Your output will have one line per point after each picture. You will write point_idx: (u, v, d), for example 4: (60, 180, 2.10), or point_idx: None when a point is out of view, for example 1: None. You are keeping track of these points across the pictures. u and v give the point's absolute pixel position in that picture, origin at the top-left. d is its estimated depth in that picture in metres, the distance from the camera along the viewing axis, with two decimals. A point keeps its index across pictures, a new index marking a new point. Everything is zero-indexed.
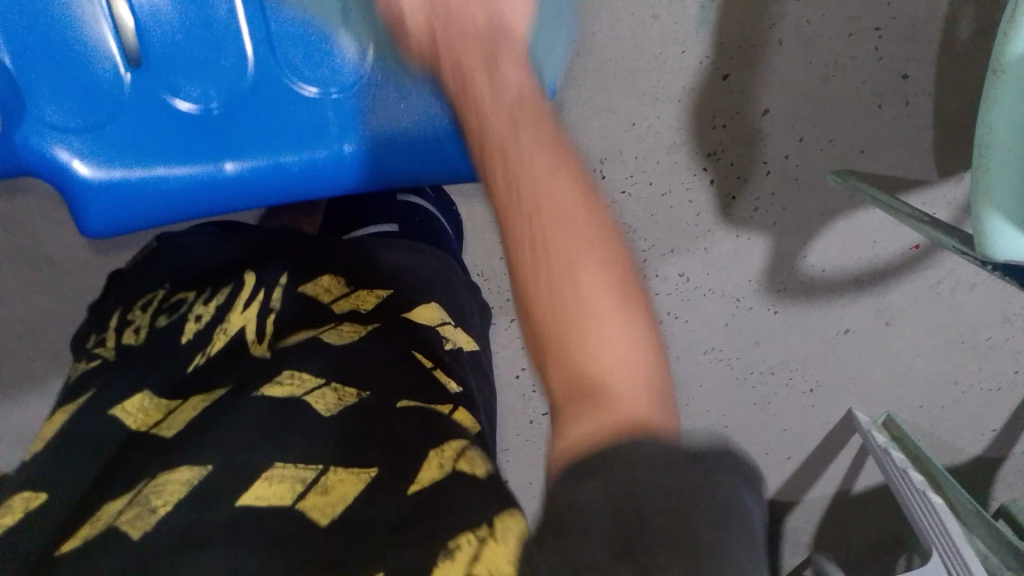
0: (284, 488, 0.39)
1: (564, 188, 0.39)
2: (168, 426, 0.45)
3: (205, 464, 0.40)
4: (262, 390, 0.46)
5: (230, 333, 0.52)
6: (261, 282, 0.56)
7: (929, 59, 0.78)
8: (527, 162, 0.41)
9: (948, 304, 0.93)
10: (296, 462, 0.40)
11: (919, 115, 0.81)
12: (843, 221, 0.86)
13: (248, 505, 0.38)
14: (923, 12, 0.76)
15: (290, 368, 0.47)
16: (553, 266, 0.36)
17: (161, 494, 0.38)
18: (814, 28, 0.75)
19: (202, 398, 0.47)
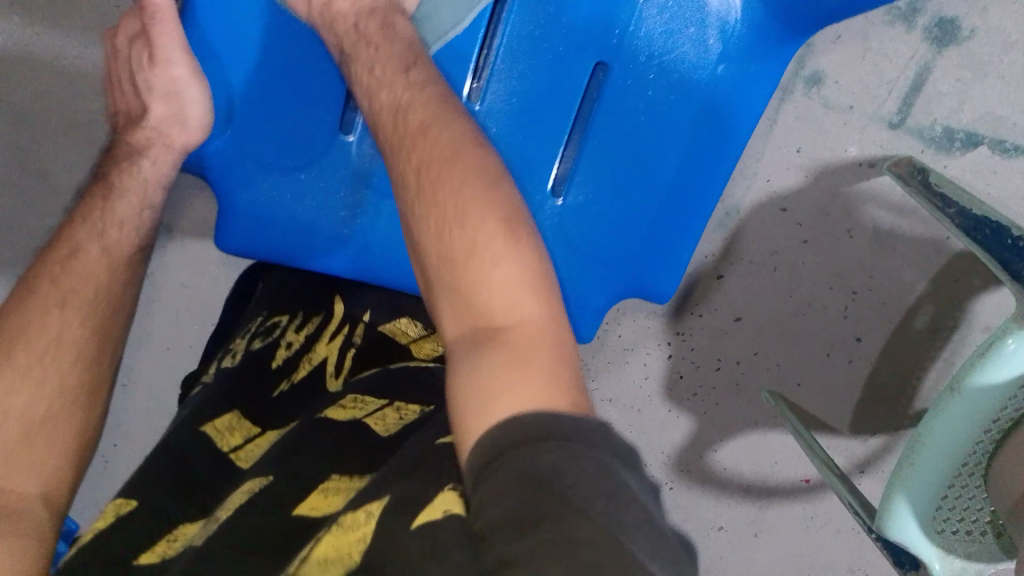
0: (339, 502, 0.48)
1: (514, 289, 0.48)
2: (244, 459, 0.59)
3: (267, 475, 0.53)
4: (324, 412, 0.59)
5: (312, 362, 0.68)
6: (348, 319, 0.71)
7: (882, 333, 0.87)
8: (467, 219, 0.49)
9: (815, 539, 0.99)
10: (352, 477, 0.50)
11: (858, 373, 0.90)
12: (757, 435, 0.93)
13: (303, 512, 0.48)
14: (894, 294, 0.85)
15: (352, 395, 0.60)
16: (479, 265, 0.48)
17: (227, 506, 0.52)
18: (804, 269, 0.84)
19: (275, 432, 0.60)
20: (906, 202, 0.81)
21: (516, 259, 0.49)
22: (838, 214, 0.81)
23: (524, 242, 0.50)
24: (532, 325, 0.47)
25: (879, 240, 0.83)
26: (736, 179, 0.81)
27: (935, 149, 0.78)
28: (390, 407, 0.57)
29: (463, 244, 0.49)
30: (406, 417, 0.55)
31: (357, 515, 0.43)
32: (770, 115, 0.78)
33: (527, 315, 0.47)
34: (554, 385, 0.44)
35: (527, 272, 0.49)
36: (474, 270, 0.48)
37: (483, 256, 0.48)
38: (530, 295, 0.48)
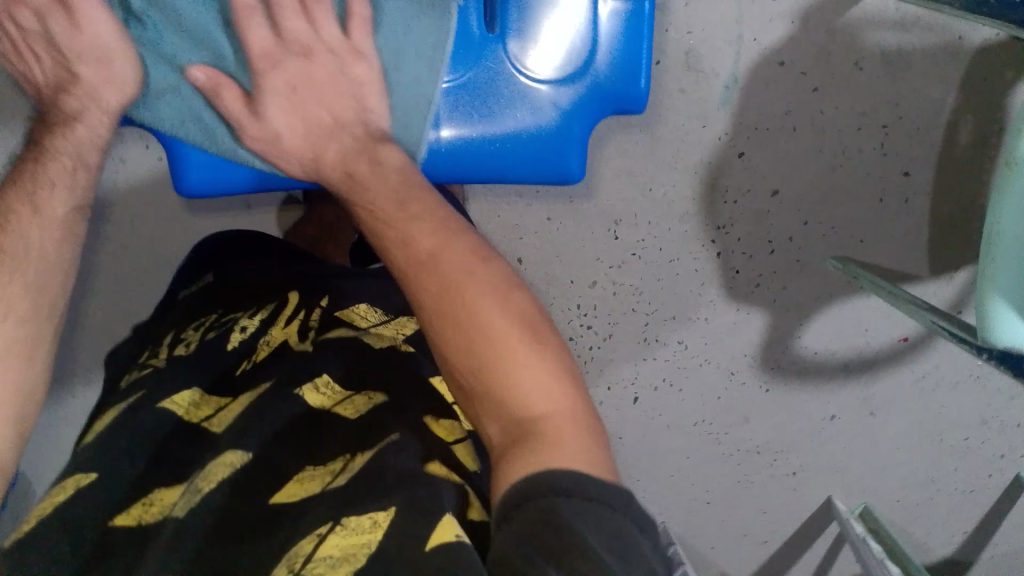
0: (315, 480, 0.45)
1: (515, 346, 0.46)
2: (218, 423, 0.52)
3: (246, 450, 0.48)
4: (302, 394, 0.51)
5: (272, 345, 0.58)
6: (303, 301, 0.60)
7: (929, 160, 0.82)
8: (447, 269, 0.49)
9: (932, 397, 0.93)
10: (328, 463, 0.47)
11: (918, 210, 0.84)
12: (838, 308, 0.88)
13: (282, 502, 0.45)
14: (926, 115, 0.80)
15: (326, 375, 0.53)
16: (432, 301, 0.48)
17: (206, 479, 0.46)
18: (825, 119, 0.79)
19: (246, 395, 0.53)
20: (904, 15, 0.77)
21: (510, 320, 0.47)
22: (840, 50, 0.77)
23: (521, 301, 0.48)
24: (450, 275, 0.49)
25: (891, 63, 0.78)
26: (722, 50, 0.76)
27: None
28: (358, 395, 0.52)
29: (452, 319, 0.47)
30: (375, 399, 0.51)
31: (363, 519, 0.40)
32: None
33: (455, 264, 0.49)
34: (589, 456, 0.42)
35: (489, 300, 0.48)
36: (512, 364, 0.45)
37: (458, 306, 0.47)
38: (529, 350, 0.46)
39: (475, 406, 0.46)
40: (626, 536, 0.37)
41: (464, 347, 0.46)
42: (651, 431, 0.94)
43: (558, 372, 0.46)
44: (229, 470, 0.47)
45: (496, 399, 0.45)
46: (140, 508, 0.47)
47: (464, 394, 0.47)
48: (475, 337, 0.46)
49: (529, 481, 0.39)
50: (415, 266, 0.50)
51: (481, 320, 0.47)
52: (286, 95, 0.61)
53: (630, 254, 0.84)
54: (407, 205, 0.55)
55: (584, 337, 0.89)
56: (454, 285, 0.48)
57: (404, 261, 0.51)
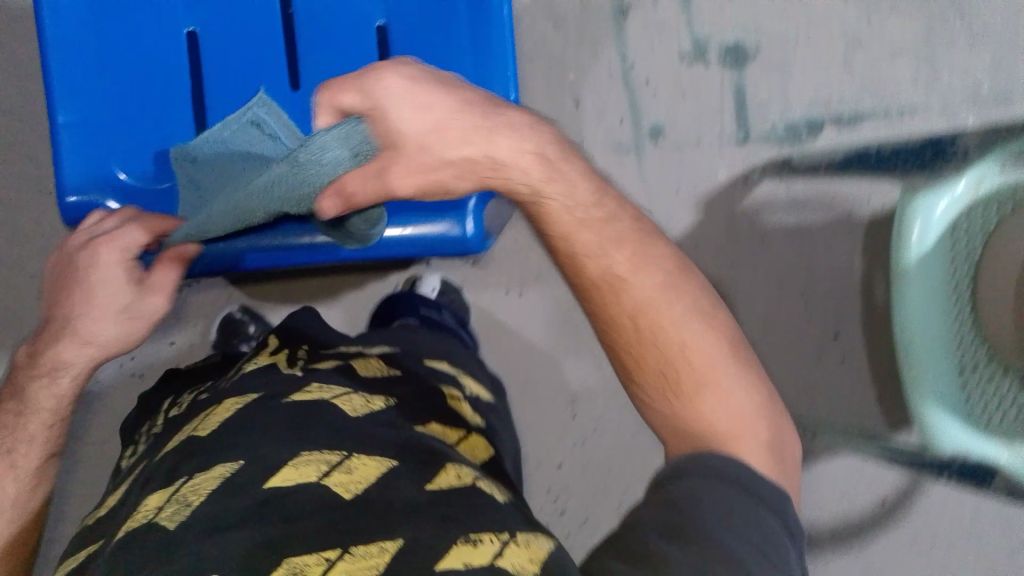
0: (311, 468, 0.48)
1: (706, 355, 0.51)
2: (204, 427, 0.53)
3: (236, 458, 0.48)
4: (293, 396, 0.55)
5: (259, 363, 0.63)
6: (288, 345, 0.67)
7: (855, 320, 0.88)
8: (641, 283, 0.51)
9: (929, 560, 0.89)
10: (322, 449, 0.49)
11: (859, 367, 0.88)
12: (807, 471, 0.90)
13: (277, 486, 0.46)
14: (839, 278, 0.87)
15: (317, 382, 0.58)
16: (627, 314, 0.51)
17: (197, 490, 0.45)
18: (745, 289, 0.89)
19: (235, 401, 0.55)
20: (795, 197, 0.87)
21: (694, 328, 0.51)
22: (744, 230, 0.88)
23: (694, 298, 0.52)
24: (653, 293, 0.51)
25: (794, 236, 0.87)
26: None
27: (790, 144, 0.87)
28: (354, 393, 0.58)
29: (642, 331, 0.51)
30: (374, 403, 0.57)
31: (370, 546, 0.42)
32: (637, 172, 0.87)
33: (650, 286, 0.51)
34: (774, 459, 0.48)
35: (680, 316, 0.51)
36: (703, 375, 0.50)
37: (648, 320, 0.51)
38: (716, 354, 0.51)
39: (663, 411, 0.51)
40: (777, 540, 0.43)
41: (659, 370, 0.51)
42: None
43: (744, 389, 0.50)
44: (218, 481, 0.46)
45: (680, 418, 0.50)
46: (127, 522, 0.46)
47: (646, 399, 0.52)
48: (673, 357, 0.50)
49: (700, 469, 0.46)
50: (607, 286, 0.51)
51: (683, 340, 0.51)
52: (410, 95, 0.45)
53: (591, 429, 0.87)
54: (601, 206, 0.52)
55: (560, 521, 0.89)
56: (660, 305, 0.51)
57: (596, 276, 0.51)
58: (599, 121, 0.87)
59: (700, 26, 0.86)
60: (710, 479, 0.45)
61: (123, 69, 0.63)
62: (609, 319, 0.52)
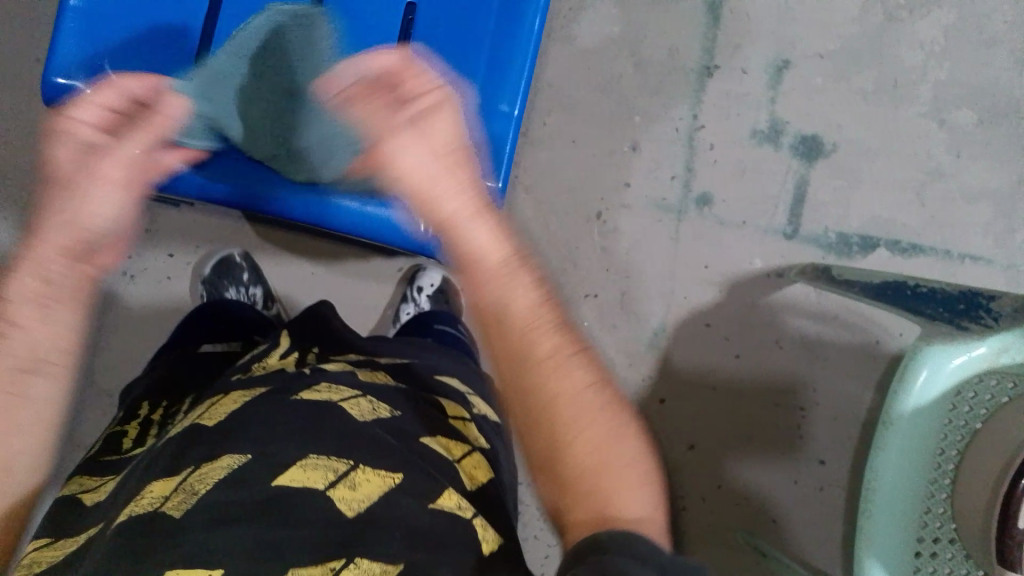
0: (318, 475, 0.45)
1: (599, 432, 0.42)
2: (211, 417, 0.49)
3: (245, 452, 0.44)
4: (298, 395, 0.51)
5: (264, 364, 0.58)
6: (298, 346, 0.64)
7: (848, 454, 0.84)
8: (532, 312, 0.43)
9: None
10: (330, 456, 0.46)
11: (835, 503, 0.84)
12: None
13: (284, 484, 0.43)
14: (845, 409, 0.84)
15: (323, 381, 0.54)
16: (546, 350, 0.42)
17: (203, 479, 0.43)
18: (743, 387, 0.84)
19: (240, 393, 0.52)
20: (822, 309, 0.83)
21: (592, 408, 0.42)
22: (762, 327, 0.83)
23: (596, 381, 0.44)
24: (582, 385, 0.43)
25: (811, 350, 0.83)
26: (656, 301, 0.83)
27: (836, 255, 0.83)
28: (362, 397, 0.54)
29: (543, 379, 0.42)
30: (379, 410, 0.53)
31: (373, 564, 0.41)
32: (673, 235, 0.83)
33: (526, 301, 0.43)
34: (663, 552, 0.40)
35: (584, 391, 0.43)
36: (590, 444, 0.41)
37: (549, 374, 0.42)
38: (603, 429, 0.42)
39: (573, 500, 0.41)
40: None
41: (594, 443, 0.41)
42: None
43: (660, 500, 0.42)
44: (226, 472, 0.44)
45: (601, 500, 0.40)
46: (128, 505, 0.43)
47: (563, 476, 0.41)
48: (572, 434, 0.41)
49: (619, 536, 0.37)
50: (557, 372, 0.42)
51: (592, 414, 0.42)
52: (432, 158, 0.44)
53: None
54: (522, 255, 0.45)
55: None
56: (590, 389, 0.43)
57: (518, 330, 0.43)
58: (650, 175, 0.83)
59: (782, 108, 0.83)
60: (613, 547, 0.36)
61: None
62: (518, 373, 0.42)
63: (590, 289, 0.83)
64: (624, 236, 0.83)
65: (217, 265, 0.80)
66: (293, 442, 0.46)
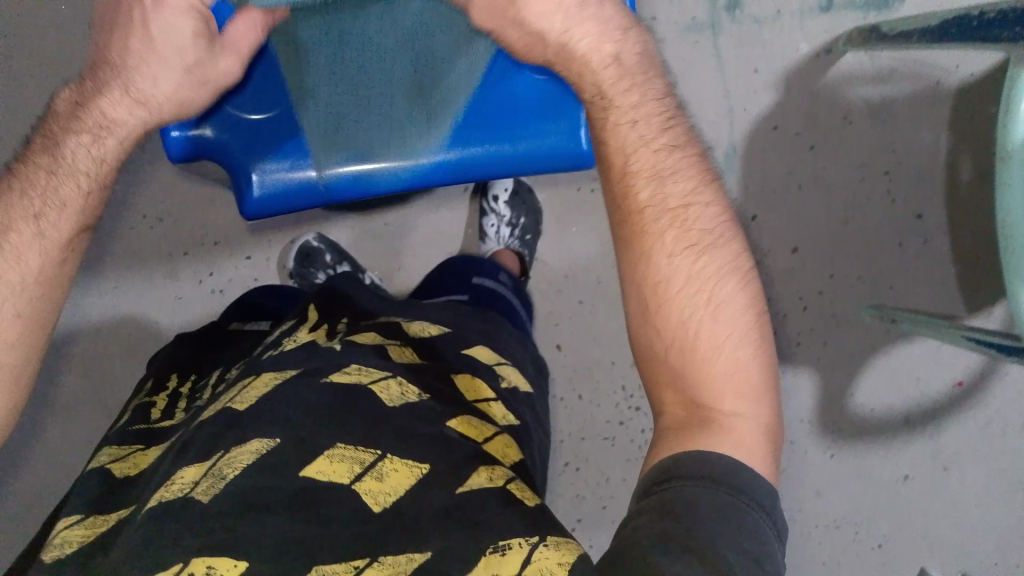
0: (345, 467, 0.46)
1: (735, 338, 0.41)
2: (243, 401, 0.49)
3: (273, 437, 0.46)
4: (331, 377, 0.52)
5: (298, 338, 0.57)
6: (326, 316, 0.61)
7: (940, 201, 0.86)
8: (636, 155, 0.46)
9: (1003, 445, 0.93)
10: (356, 445, 0.47)
11: (940, 250, 0.87)
12: (885, 359, 0.89)
13: (311, 476, 0.45)
14: (924, 160, 0.85)
15: (356, 363, 0.54)
16: (672, 207, 0.44)
17: (233, 465, 0.44)
18: (827, 173, 0.84)
19: (274, 375, 0.52)
20: (880, 69, 0.83)
21: (721, 283, 0.43)
22: (827, 110, 0.83)
23: (732, 257, 0.44)
24: (731, 286, 0.43)
25: (879, 114, 0.84)
26: (718, 123, 0.81)
27: (876, 10, 0.81)
28: (392, 379, 0.54)
29: (680, 253, 0.43)
30: (409, 394, 0.53)
31: (398, 556, 0.41)
32: (713, 52, 0.80)
33: (677, 193, 0.45)
34: (761, 455, 0.40)
35: (716, 272, 0.43)
36: (708, 343, 0.41)
37: (675, 220, 0.44)
38: (748, 356, 0.41)
39: (668, 372, 0.42)
40: (770, 548, 0.37)
41: (677, 322, 0.42)
42: None
43: (755, 357, 0.42)
44: (256, 457, 0.45)
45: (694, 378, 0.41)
46: (161, 491, 0.44)
47: (651, 353, 0.43)
48: (693, 333, 0.41)
49: (688, 460, 0.38)
50: (665, 255, 0.43)
51: (728, 325, 0.42)
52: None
53: None
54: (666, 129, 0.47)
55: (635, 420, 0.84)
56: (736, 290, 0.43)
57: (642, 217, 0.44)
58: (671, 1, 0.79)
59: None
60: (671, 507, 0.37)
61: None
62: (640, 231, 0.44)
63: None
64: (667, 71, 0.80)
65: (299, 254, 0.81)
66: (325, 431, 0.47)
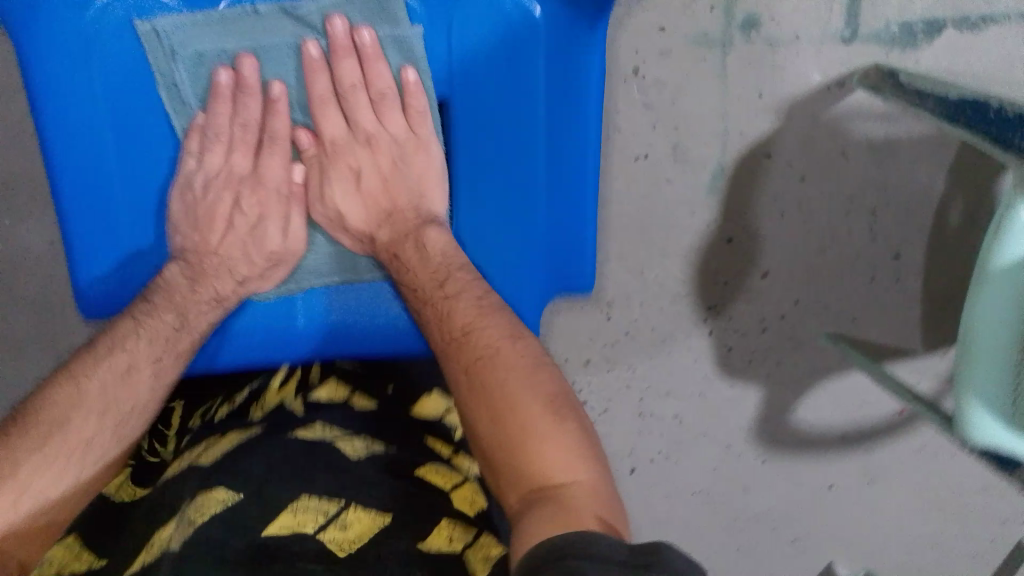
0: (308, 517, 0.53)
1: (535, 403, 0.57)
2: (208, 456, 0.60)
3: (237, 491, 0.54)
4: (294, 433, 0.61)
5: (265, 406, 0.70)
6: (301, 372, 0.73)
7: (921, 243, 0.84)
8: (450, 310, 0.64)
9: (932, 469, 0.95)
10: (319, 496, 0.55)
11: (911, 289, 0.86)
12: (831, 383, 0.90)
13: (273, 532, 0.52)
14: (915, 201, 0.83)
15: (321, 421, 0.64)
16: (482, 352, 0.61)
17: (201, 511, 0.53)
18: (813, 205, 0.82)
19: (237, 434, 0.63)
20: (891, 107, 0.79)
21: (519, 376, 0.59)
22: (826, 142, 0.80)
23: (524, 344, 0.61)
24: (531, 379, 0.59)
25: (878, 152, 0.81)
26: (710, 144, 0.79)
27: (900, 47, 0.77)
28: (354, 436, 0.63)
29: (485, 385, 0.58)
30: (370, 448, 0.62)
31: None
32: (719, 71, 0.76)
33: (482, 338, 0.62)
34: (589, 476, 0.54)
35: (515, 368, 0.59)
36: (527, 445, 0.55)
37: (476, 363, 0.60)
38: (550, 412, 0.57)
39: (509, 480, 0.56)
40: None
41: (496, 420, 0.57)
42: (678, 497, 0.95)
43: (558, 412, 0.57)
44: (221, 506, 0.53)
45: (520, 464, 0.55)
46: (145, 548, 0.54)
47: (498, 461, 0.56)
48: (513, 427, 0.56)
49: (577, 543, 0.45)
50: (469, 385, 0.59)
51: (528, 407, 0.57)
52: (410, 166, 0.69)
53: (625, 333, 0.86)
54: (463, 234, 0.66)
55: None
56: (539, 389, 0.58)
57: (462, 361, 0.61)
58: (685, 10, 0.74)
59: None
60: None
61: (97, 141, 0.62)
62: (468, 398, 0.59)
63: (640, 149, 0.78)
64: (668, 85, 0.76)
65: None
66: None
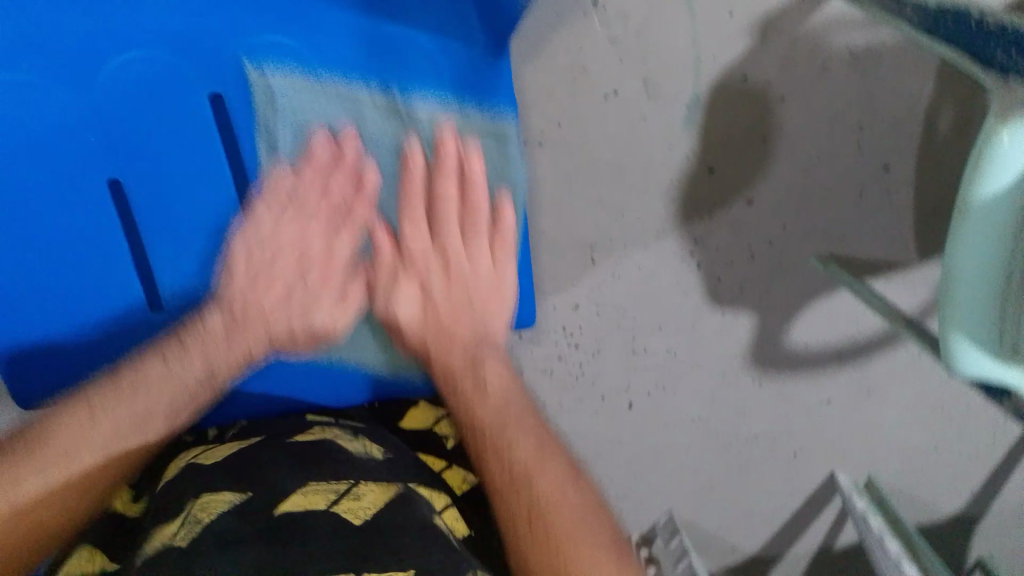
0: (320, 496, 0.57)
1: None
2: (205, 472, 0.58)
3: (244, 489, 0.57)
4: None
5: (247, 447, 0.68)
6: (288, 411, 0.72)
7: (910, 153, 0.80)
8: None
9: (929, 375, 0.94)
10: (330, 480, 0.59)
11: (902, 202, 0.83)
12: (822, 303, 0.88)
13: (284, 511, 0.55)
14: (902, 111, 0.78)
15: (317, 428, 0.63)
16: None
17: (208, 510, 0.55)
18: (796, 127, 0.78)
19: (233, 445, 0.61)
20: None
21: None
22: (805, 58, 0.75)
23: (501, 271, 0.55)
24: None
25: (860, 63, 0.76)
26: (682, 73, 0.74)
27: None
28: None
29: None
30: None
31: None
32: None
33: None
34: None
35: None
36: None
37: None
38: None
39: None
40: None
41: None
42: (676, 427, 0.95)
43: None
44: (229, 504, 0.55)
45: None
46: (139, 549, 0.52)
47: None
48: None
49: None
50: None
51: None
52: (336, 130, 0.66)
53: (610, 275, 0.83)
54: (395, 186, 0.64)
55: (572, 355, 0.88)
56: None
57: None
58: None
59: None
60: None
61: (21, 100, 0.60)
62: None
63: (609, 87, 0.74)
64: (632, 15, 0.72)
65: None
66: None
